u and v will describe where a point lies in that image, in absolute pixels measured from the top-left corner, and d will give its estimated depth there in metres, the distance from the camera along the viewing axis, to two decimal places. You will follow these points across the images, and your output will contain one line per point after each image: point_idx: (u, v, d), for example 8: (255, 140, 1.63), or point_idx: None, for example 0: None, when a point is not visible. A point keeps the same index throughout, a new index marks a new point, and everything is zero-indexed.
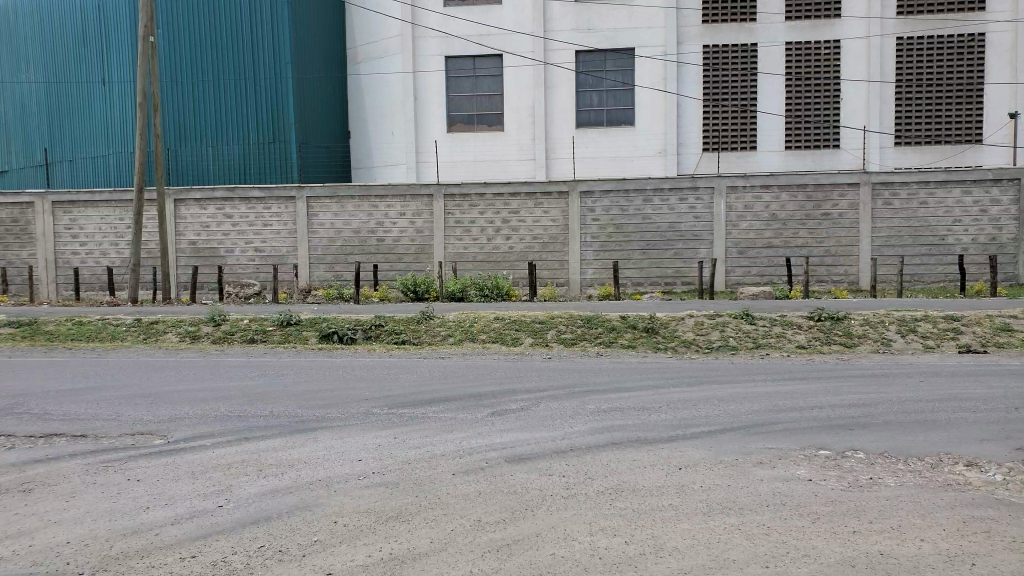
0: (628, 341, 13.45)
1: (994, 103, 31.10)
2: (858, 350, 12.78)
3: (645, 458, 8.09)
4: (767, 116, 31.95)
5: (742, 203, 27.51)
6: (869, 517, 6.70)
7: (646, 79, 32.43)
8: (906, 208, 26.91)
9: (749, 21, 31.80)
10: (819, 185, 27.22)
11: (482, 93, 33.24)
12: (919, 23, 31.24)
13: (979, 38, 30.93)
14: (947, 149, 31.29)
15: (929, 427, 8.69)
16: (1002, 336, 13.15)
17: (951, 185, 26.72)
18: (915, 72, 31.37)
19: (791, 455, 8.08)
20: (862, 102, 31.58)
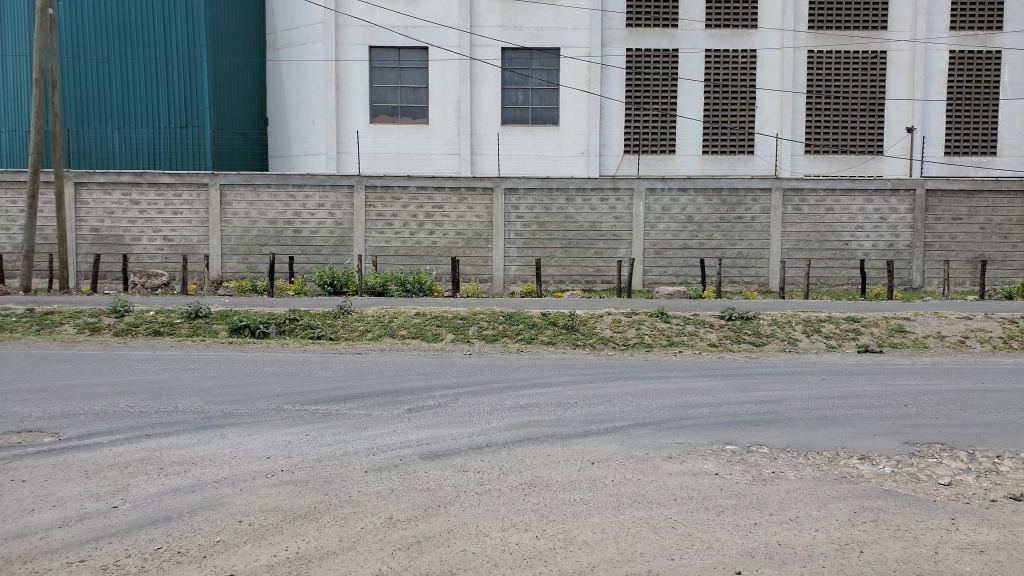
0: (548, 338, 13.57)
1: (894, 118, 32.80)
2: (766, 349, 13.28)
3: (559, 454, 8.17)
4: (687, 121, 32.80)
5: (660, 204, 28.17)
6: (770, 509, 6.96)
7: (571, 80, 32.83)
8: (814, 214, 28.12)
9: (671, 27, 32.60)
10: (733, 190, 28.13)
11: (406, 85, 32.97)
12: (828, 38, 32.59)
13: (881, 56, 32.64)
14: (852, 159, 32.85)
15: (828, 423, 9.09)
16: (898, 337, 13.87)
17: (856, 193, 28.05)
18: (825, 85, 32.80)
19: (699, 450, 8.32)
20: (775, 110, 32.85)
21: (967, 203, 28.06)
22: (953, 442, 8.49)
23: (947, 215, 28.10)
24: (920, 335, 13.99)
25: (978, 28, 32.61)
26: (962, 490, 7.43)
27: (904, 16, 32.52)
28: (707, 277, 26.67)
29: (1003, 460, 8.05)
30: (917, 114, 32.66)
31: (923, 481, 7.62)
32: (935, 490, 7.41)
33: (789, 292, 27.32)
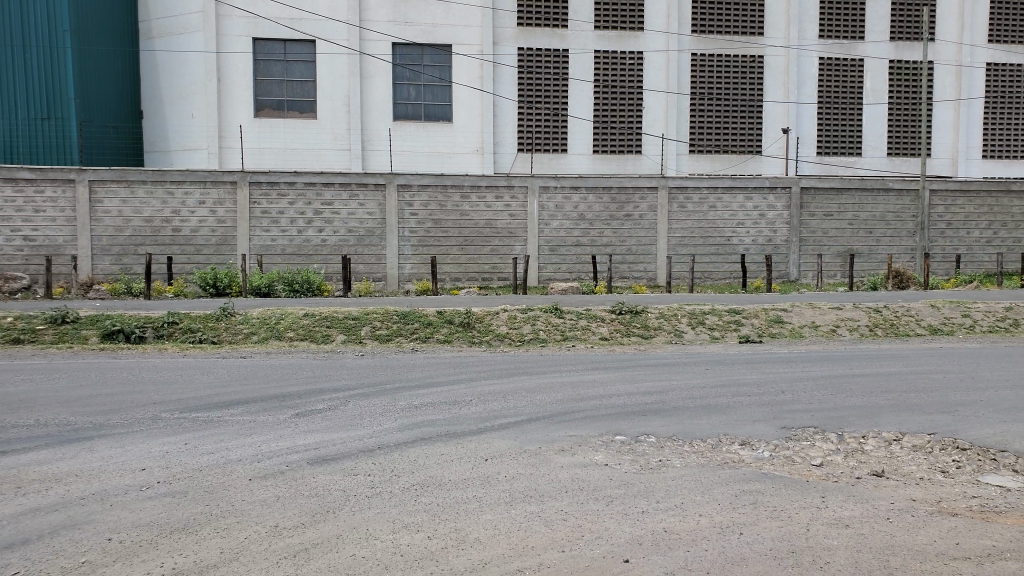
0: (444, 336, 13.49)
1: (771, 120, 34.57)
2: (654, 341, 13.70)
3: (451, 452, 8.12)
4: (577, 120, 33.50)
5: (553, 202, 28.60)
6: (656, 497, 7.15)
7: (463, 77, 33.00)
8: (698, 211, 29.28)
9: (562, 27, 33.26)
10: (622, 188, 28.89)
11: (293, 79, 32.20)
12: (709, 42, 34.10)
13: (759, 60, 34.30)
14: (733, 159, 34.43)
15: (712, 411, 9.46)
16: (776, 327, 14.61)
17: (737, 191, 29.40)
18: (706, 87, 34.27)
19: (589, 442, 8.46)
20: (662, 111, 33.97)
21: (837, 200, 29.93)
22: (824, 425, 9.01)
23: (820, 211, 29.88)
24: (796, 325, 14.78)
25: (844, 36, 34.93)
26: (832, 469, 7.89)
27: (779, 23, 34.30)
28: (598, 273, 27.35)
29: (867, 439, 8.61)
30: (792, 117, 34.53)
31: (797, 462, 8.04)
32: (809, 471, 7.83)
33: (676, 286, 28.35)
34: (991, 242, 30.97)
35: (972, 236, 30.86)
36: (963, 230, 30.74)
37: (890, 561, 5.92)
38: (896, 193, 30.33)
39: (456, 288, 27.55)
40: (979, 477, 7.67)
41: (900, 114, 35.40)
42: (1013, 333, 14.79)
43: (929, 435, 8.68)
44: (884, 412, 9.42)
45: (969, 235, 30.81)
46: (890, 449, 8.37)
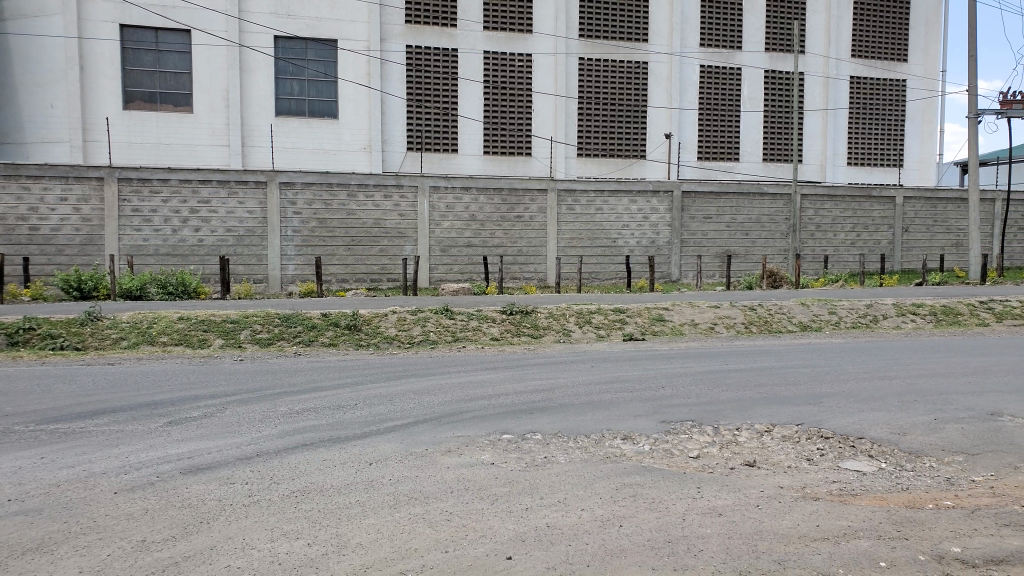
0: (329, 339, 13.20)
1: (655, 125, 35.84)
2: (542, 341, 13.89)
3: (335, 457, 7.93)
4: (467, 121, 33.68)
5: (443, 202, 28.56)
6: (540, 494, 7.24)
7: (350, 74, 32.51)
8: (586, 213, 29.96)
9: (450, 26, 33.49)
10: (512, 190, 29.20)
11: (165, 70, 30.93)
12: (597, 46, 34.99)
13: (642, 66, 35.66)
14: (619, 163, 35.50)
15: (596, 407, 9.68)
16: (658, 325, 15.12)
17: (621, 194, 30.30)
18: (593, 91, 35.16)
19: (477, 441, 8.48)
20: (550, 114, 34.57)
21: (715, 204, 31.37)
22: (702, 418, 9.41)
23: (699, 214, 31.22)
24: (676, 323, 15.36)
25: (721, 46, 36.80)
26: (708, 461, 8.22)
27: (662, 31, 35.74)
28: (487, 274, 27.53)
29: (741, 431, 9.03)
30: (674, 122, 35.84)
31: (675, 455, 8.33)
32: (686, 463, 8.13)
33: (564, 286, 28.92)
34: (855, 244, 33.28)
35: (838, 238, 33.06)
36: (830, 233, 32.88)
37: (758, 545, 6.22)
38: (770, 197, 32.07)
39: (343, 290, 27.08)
40: (839, 463, 8.18)
41: (774, 121, 37.46)
42: (873, 328, 15.93)
43: (797, 426, 9.21)
44: (757, 405, 9.93)
45: (836, 237, 32.99)
46: (762, 440, 8.80)
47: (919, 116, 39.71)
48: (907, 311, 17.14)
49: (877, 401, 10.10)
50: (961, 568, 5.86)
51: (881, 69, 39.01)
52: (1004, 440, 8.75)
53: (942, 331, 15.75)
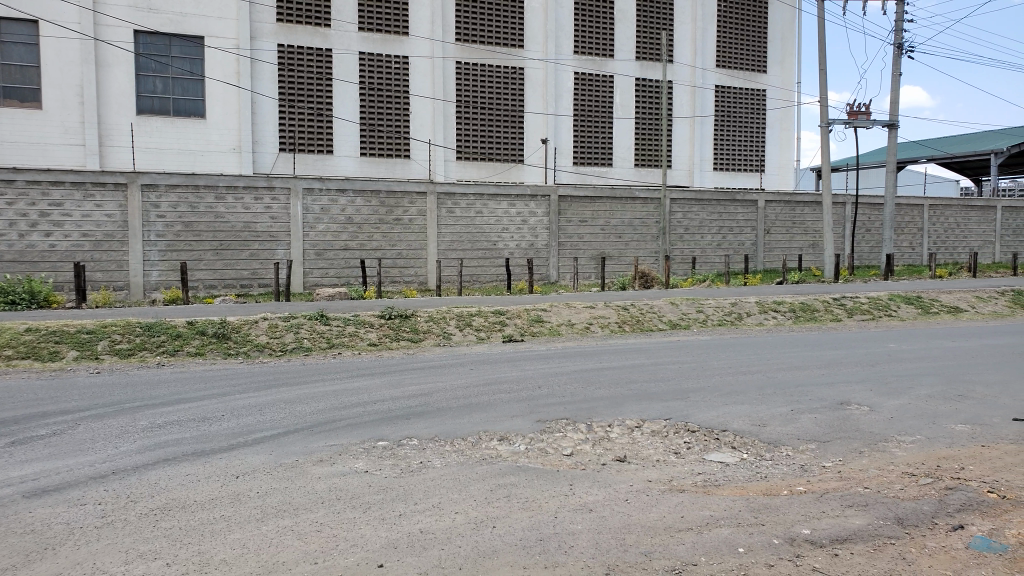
0: (195, 349, 12.65)
1: (531, 130, 36.88)
2: (422, 344, 13.87)
3: (199, 472, 7.59)
4: (343, 123, 33.70)
5: (318, 205, 27.92)
6: (414, 499, 7.15)
7: (217, 72, 32.14)
8: (466, 216, 30.13)
9: (324, 26, 33.47)
10: (391, 192, 28.96)
11: (10, 62, 29.40)
12: (472, 51, 35.87)
13: (519, 72, 36.64)
14: (497, 167, 36.46)
15: (472, 410, 9.75)
16: (536, 326, 15.40)
17: (501, 198, 30.66)
18: (471, 95, 36.00)
19: (350, 450, 8.34)
20: (429, 117, 34.97)
21: (591, 208, 32.26)
22: (575, 416, 9.66)
23: (576, 218, 32.03)
24: (554, 323, 15.69)
25: (595, 53, 38.22)
26: (581, 458, 8.42)
27: (537, 37, 36.82)
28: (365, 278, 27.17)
29: (613, 428, 9.31)
30: (550, 128, 37.03)
31: (549, 454, 8.48)
32: (559, 461, 8.29)
33: (444, 289, 28.92)
34: (722, 245, 35.03)
35: (706, 240, 34.72)
36: (698, 235, 34.49)
37: (626, 538, 6.36)
38: (642, 201, 33.27)
39: (211, 296, 26.10)
40: (704, 455, 8.57)
41: (645, 128, 39.11)
42: (737, 325, 16.83)
43: (665, 420, 9.60)
44: (628, 401, 10.30)
45: (704, 239, 34.62)
46: (632, 436, 9.12)
47: (778, 125, 42.23)
48: (768, 308, 18.25)
49: (740, 395, 10.67)
50: (810, 549, 6.17)
51: (744, 79, 41.42)
52: (851, 428, 9.43)
53: (799, 327, 16.86)
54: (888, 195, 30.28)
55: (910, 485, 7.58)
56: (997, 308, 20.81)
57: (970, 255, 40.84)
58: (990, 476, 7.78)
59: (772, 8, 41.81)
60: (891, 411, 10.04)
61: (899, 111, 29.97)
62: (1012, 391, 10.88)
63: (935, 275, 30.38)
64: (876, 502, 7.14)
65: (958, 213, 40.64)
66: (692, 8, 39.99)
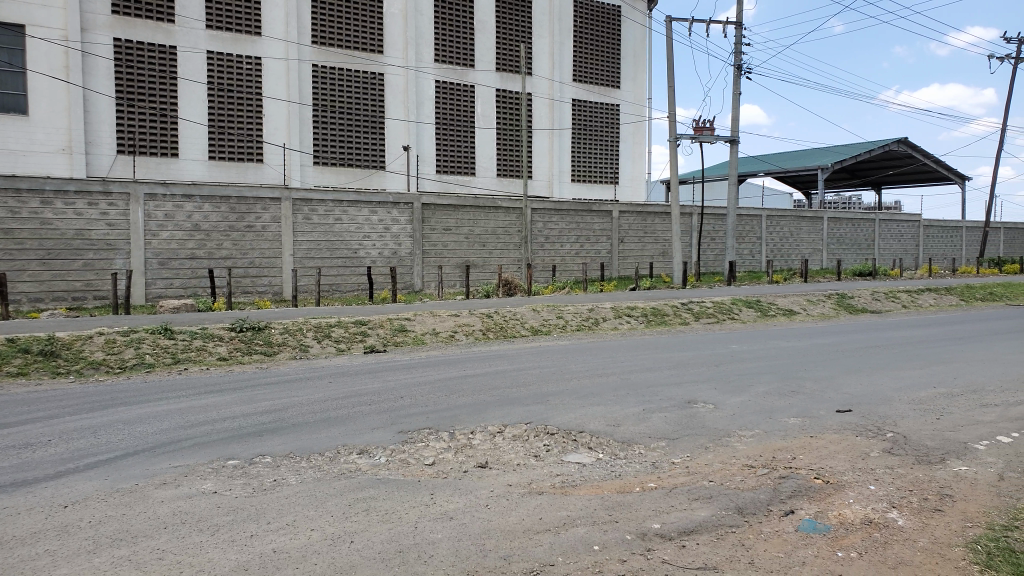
0: (16, 369, 11.53)
1: (392, 137, 36.64)
2: (276, 358, 13.35)
3: (18, 504, 6.91)
4: (190, 125, 32.05)
5: (161, 211, 26.46)
6: (267, 518, 6.79)
7: (41, 65, 29.70)
8: (323, 223, 29.36)
9: (167, 22, 31.78)
10: (242, 198, 27.85)
11: None
12: (329, 54, 35.12)
13: (378, 78, 36.34)
14: (357, 173, 35.84)
15: (331, 424, 9.52)
16: (399, 336, 15.26)
17: (361, 205, 30.17)
18: (329, 100, 35.26)
19: (197, 470, 7.90)
20: (283, 120, 33.97)
21: (454, 216, 32.41)
22: (438, 425, 9.63)
23: (439, 226, 32.08)
24: (418, 332, 15.62)
25: (454, 63, 38.71)
26: (442, 466, 8.37)
27: (397, 44, 36.62)
28: (213, 289, 25.87)
29: (475, 434, 9.37)
30: (412, 135, 36.91)
31: (411, 464, 8.38)
32: (421, 471, 8.19)
33: (300, 300, 28.02)
34: (579, 254, 36.18)
35: (565, 248, 35.74)
36: (558, 244, 35.46)
37: (486, 543, 6.38)
38: (503, 210, 33.80)
39: (37, 311, 23.93)
40: (563, 457, 8.80)
41: (506, 138, 39.88)
42: (594, 330, 17.48)
43: (525, 425, 9.76)
44: (490, 407, 10.41)
45: (563, 247, 35.64)
46: (494, 441, 9.21)
47: (630, 139, 44.33)
48: (623, 313, 19.12)
49: (596, 396, 11.08)
50: (660, 542, 6.46)
51: (598, 94, 43.11)
52: (697, 424, 10.02)
53: (650, 330, 17.78)
54: (731, 206, 32.42)
55: (750, 476, 8.14)
56: (825, 310, 22.84)
57: (803, 262, 44.56)
58: (817, 464, 8.50)
59: (624, 27, 43.77)
60: (733, 407, 10.76)
61: (739, 128, 32.21)
62: (837, 385, 11.95)
63: (772, 281, 32.95)
64: (719, 494, 7.60)
65: (791, 224, 44.26)
66: (550, 22, 41.16)
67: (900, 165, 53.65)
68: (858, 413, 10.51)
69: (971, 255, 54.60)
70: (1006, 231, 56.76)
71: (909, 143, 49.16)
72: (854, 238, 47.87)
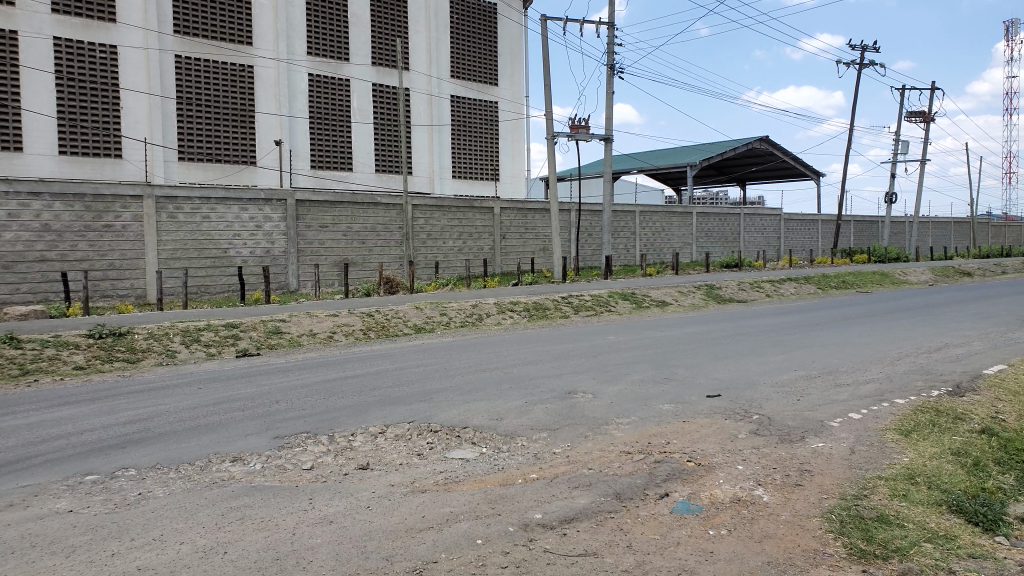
0: None
1: (264, 131, 35.37)
2: (140, 365, 12.63)
3: None
4: (35, 116, 29.78)
5: (5, 210, 24.38)
6: (131, 535, 6.38)
7: None
8: (189, 221, 28.02)
9: (7, 4, 29.41)
10: (98, 196, 26.10)
11: None
12: (193, 45, 33.46)
13: (248, 70, 34.95)
14: (225, 168, 34.38)
15: (200, 432, 9.11)
16: (274, 338, 14.77)
17: (230, 202, 29.03)
18: (194, 92, 33.63)
19: (51, 489, 7.36)
20: (143, 113, 32.11)
21: (330, 213, 31.67)
22: (316, 429, 9.41)
23: (315, 223, 31.26)
24: (294, 334, 15.18)
25: (328, 56, 37.84)
26: (321, 470, 8.19)
27: (266, 35, 35.38)
28: (67, 294, 24.08)
29: (355, 436, 9.23)
30: (284, 130, 35.81)
31: (288, 470, 8.14)
32: (299, 476, 7.97)
33: (165, 303, 26.56)
34: (461, 250, 36.22)
35: (447, 245, 35.69)
36: (440, 241, 35.36)
37: (367, 545, 6.29)
38: (383, 207, 33.42)
39: None
40: (446, 454, 8.82)
41: (383, 133, 39.43)
42: (477, 326, 17.60)
43: (408, 424, 9.71)
44: (372, 408, 10.29)
45: (445, 244, 35.57)
46: (376, 442, 9.09)
47: (508, 136, 44.90)
48: (505, 308, 19.33)
49: (479, 391, 11.18)
50: (541, 532, 6.60)
51: (476, 90, 43.37)
52: (577, 414, 10.32)
53: (533, 324, 18.08)
54: (607, 203, 33.42)
55: (627, 462, 8.46)
56: (694, 301, 24.01)
57: (674, 255, 46.59)
58: (689, 448, 8.94)
59: (500, 24, 44.16)
60: (610, 396, 11.16)
61: (613, 126, 33.24)
62: (707, 372, 12.64)
63: (646, 275, 34.25)
64: (598, 481, 7.86)
65: (664, 218, 46.25)
66: (426, 17, 40.93)
67: (762, 163, 57.15)
68: (726, 397, 11.14)
69: (826, 246, 58.88)
70: (856, 224, 61.58)
71: (770, 142, 52.42)
72: (721, 231, 50.57)
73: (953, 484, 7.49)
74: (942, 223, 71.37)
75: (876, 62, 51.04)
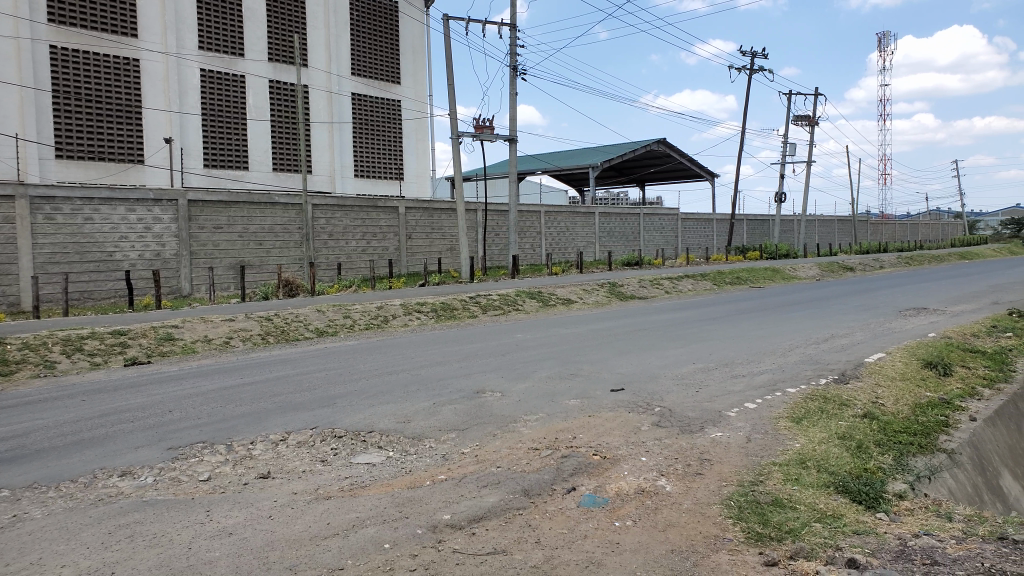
0: None
1: (153, 128, 33.72)
2: (14, 378, 11.72)
3: None
4: None
5: None
6: (5, 561, 5.93)
7: None
8: (69, 223, 26.33)
9: None
10: None
11: None
12: (73, 35, 31.38)
13: (134, 64, 33.25)
14: (110, 167, 32.60)
15: (84, 446, 8.57)
16: (166, 345, 14.06)
17: (116, 202, 27.54)
18: (74, 86, 31.59)
19: None
20: (14, 107, 30.09)
21: (225, 213, 30.48)
22: (213, 438, 9.02)
23: (209, 224, 30.00)
24: (188, 341, 14.50)
25: (222, 51, 36.45)
26: (219, 480, 7.85)
27: (153, 27, 33.73)
28: None
29: (255, 444, 8.90)
30: (175, 127, 34.23)
31: (183, 482, 7.76)
32: (195, 488, 7.62)
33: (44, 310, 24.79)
34: (365, 251, 35.63)
35: (350, 246, 35.00)
36: (342, 241, 34.62)
37: (269, 556, 6.07)
38: (282, 206, 32.50)
39: None
40: (351, 459, 8.63)
41: (282, 132, 38.35)
42: (382, 328, 17.34)
43: (310, 430, 9.45)
44: (273, 415, 9.96)
45: (348, 245, 34.88)
46: (277, 450, 8.80)
47: (413, 136, 44.62)
48: (412, 309, 19.14)
49: (385, 394, 11.02)
50: (450, 532, 6.56)
51: (379, 89, 42.96)
52: (485, 413, 10.34)
53: (440, 325, 17.98)
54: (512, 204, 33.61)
55: (534, 458, 8.54)
56: (598, 298, 24.54)
57: (578, 254, 47.48)
58: (595, 442, 9.10)
59: (403, 22, 43.72)
60: (517, 393, 11.24)
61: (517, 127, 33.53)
62: (611, 367, 12.93)
63: (551, 274, 34.71)
64: (507, 479, 7.89)
65: (569, 219, 47.04)
66: (325, 14, 40.06)
67: (661, 164, 59.08)
68: (630, 391, 11.44)
69: (722, 245, 61.44)
70: (749, 223, 64.61)
71: (667, 144, 54.18)
72: (624, 231, 51.92)
73: (838, 466, 7.96)
74: (827, 222, 75.93)
75: (764, 69, 53.62)
